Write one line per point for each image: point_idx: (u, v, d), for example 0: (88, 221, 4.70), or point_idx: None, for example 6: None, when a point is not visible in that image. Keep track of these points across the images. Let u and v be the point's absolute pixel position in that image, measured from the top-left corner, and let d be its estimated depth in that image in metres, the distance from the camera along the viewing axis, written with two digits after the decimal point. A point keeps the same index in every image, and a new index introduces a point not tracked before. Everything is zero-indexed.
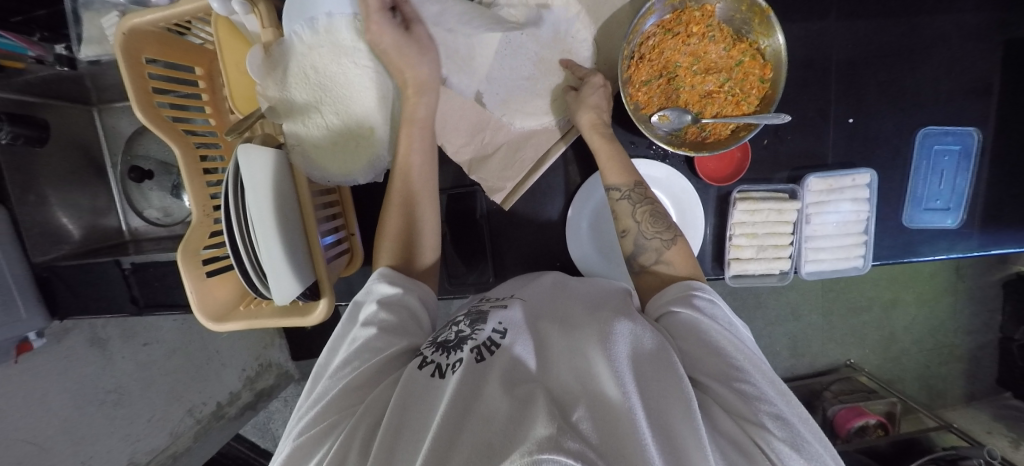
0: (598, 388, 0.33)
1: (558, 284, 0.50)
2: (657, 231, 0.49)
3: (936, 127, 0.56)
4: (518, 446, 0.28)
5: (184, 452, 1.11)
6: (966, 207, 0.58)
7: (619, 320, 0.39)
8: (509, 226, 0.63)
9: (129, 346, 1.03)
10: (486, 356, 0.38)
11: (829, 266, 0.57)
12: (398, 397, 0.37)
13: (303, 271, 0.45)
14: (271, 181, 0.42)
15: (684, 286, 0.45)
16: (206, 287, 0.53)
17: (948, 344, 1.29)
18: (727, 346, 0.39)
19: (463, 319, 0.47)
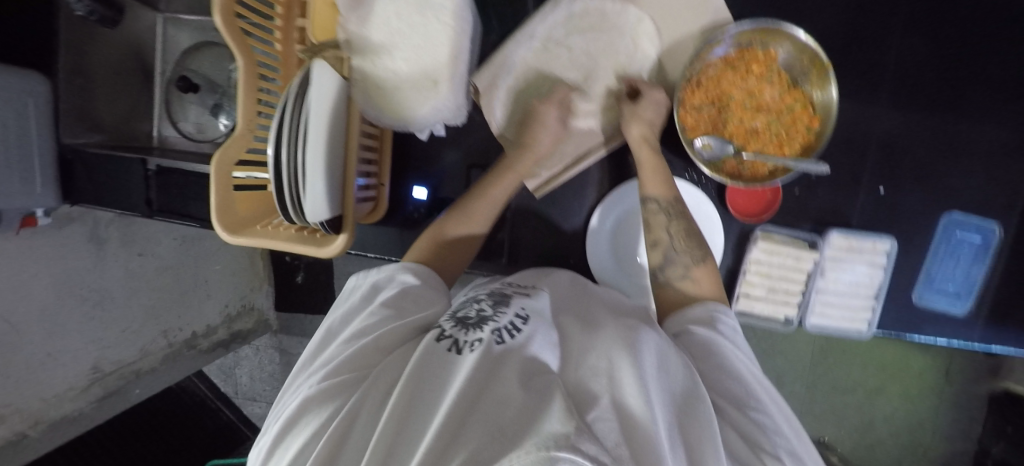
0: (619, 392, 0.33)
1: (577, 288, 0.53)
2: (688, 248, 0.51)
3: (961, 215, 0.58)
4: (529, 436, 0.26)
5: (149, 371, 1.11)
6: (974, 299, 0.59)
7: (643, 331, 0.40)
8: (531, 213, 0.64)
9: (124, 253, 1.04)
10: (507, 339, 0.38)
11: (833, 324, 0.57)
12: (414, 367, 0.37)
13: (335, 199, 0.46)
14: (327, 117, 0.43)
15: (704, 308, 0.47)
16: (230, 199, 0.54)
17: (922, 446, 1.28)
18: (741, 371, 0.40)
19: (485, 297, 0.48)
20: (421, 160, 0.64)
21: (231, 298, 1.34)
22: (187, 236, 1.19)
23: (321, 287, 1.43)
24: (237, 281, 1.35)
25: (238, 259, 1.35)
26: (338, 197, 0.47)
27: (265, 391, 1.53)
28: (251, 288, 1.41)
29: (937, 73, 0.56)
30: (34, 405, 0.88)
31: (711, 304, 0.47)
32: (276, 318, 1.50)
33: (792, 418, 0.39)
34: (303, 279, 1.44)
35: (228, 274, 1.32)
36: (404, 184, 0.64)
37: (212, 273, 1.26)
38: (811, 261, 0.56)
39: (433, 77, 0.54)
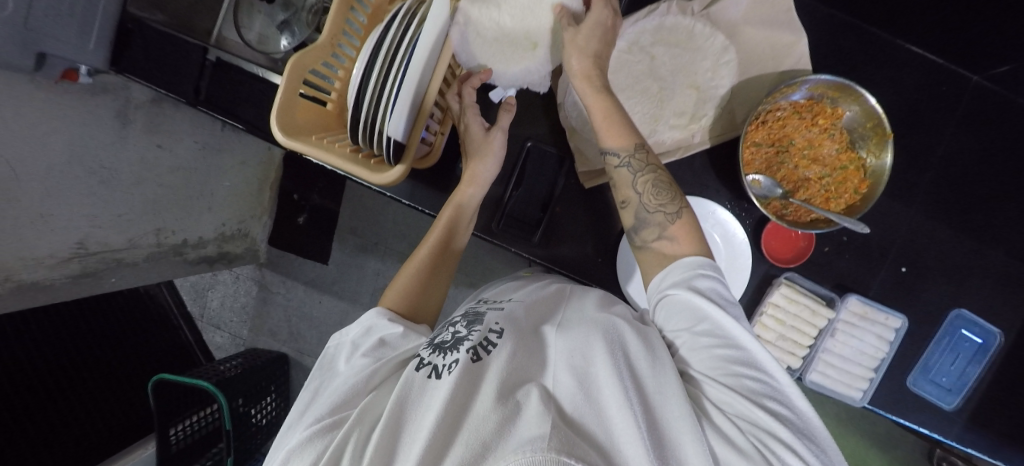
0: (590, 395, 0.43)
1: (543, 297, 0.63)
2: (659, 204, 0.56)
3: (969, 313, 0.61)
4: (509, 443, 0.38)
5: (131, 264, 1.05)
6: (963, 394, 0.61)
7: (621, 337, 0.48)
8: (574, 203, 0.71)
9: (145, 140, 1.04)
10: (480, 358, 0.48)
11: (831, 384, 0.59)
12: (397, 399, 0.46)
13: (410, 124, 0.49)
14: (427, 54, 0.47)
15: (677, 264, 0.52)
16: (293, 104, 0.56)
17: None
18: (722, 328, 0.46)
19: (460, 321, 0.59)
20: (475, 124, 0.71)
21: (230, 217, 1.32)
22: (209, 144, 1.21)
23: (321, 234, 1.44)
24: (241, 202, 1.35)
25: (247, 182, 1.35)
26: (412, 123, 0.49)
27: (232, 321, 1.52)
28: (251, 215, 1.40)
29: (972, 171, 0.62)
30: (10, 263, 0.78)
31: (689, 259, 0.52)
32: (266, 249, 1.50)
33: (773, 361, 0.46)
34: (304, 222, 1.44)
35: (233, 194, 1.32)
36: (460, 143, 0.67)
37: (220, 189, 1.27)
38: (825, 318, 0.58)
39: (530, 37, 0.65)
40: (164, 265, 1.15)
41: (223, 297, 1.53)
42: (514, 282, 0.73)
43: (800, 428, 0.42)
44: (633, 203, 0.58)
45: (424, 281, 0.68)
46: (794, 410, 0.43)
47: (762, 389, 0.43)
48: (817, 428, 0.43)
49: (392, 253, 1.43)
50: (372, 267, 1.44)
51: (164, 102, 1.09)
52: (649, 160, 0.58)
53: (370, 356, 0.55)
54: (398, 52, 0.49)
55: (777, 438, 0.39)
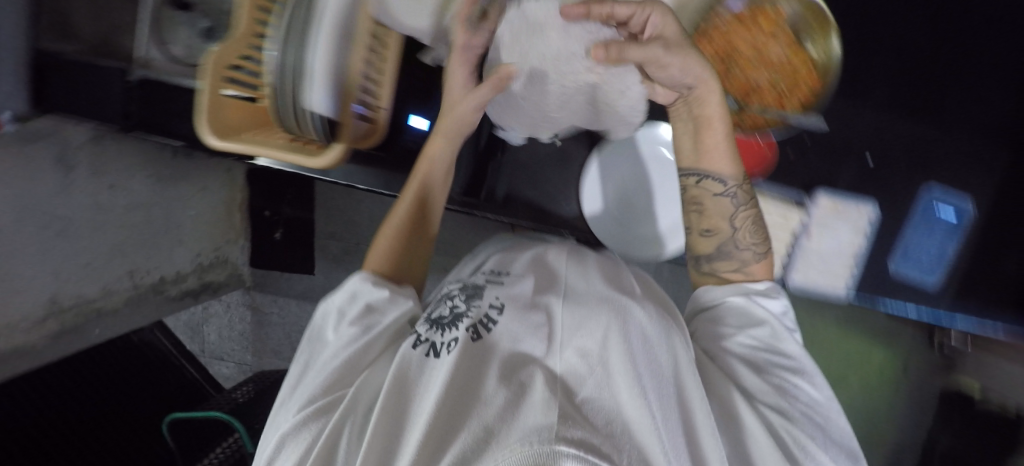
0: (606, 375, 0.42)
1: (543, 269, 0.63)
2: (752, 242, 0.60)
3: (940, 188, 0.62)
4: (512, 433, 0.34)
5: (109, 311, 1.04)
6: (943, 271, 0.63)
7: (626, 319, 0.48)
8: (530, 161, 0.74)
9: (93, 183, 0.97)
10: (480, 336, 0.49)
11: (813, 285, 0.62)
12: (394, 382, 0.47)
13: (331, 100, 0.51)
14: (332, 28, 0.49)
15: (745, 284, 0.60)
16: (219, 106, 0.54)
17: (876, 438, 1.32)
18: (776, 340, 0.55)
19: (459, 294, 0.61)
20: (423, 93, 0.70)
21: (204, 247, 1.28)
22: (163, 176, 1.13)
23: (301, 246, 1.42)
24: (212, 229, 1.30)
25: (214, 207, 1.29)
26: (333, 100, 0.51)
27: (235, 350, 1.53)
28: (226, 240, 1.36)
29: (929, 47, 0.62)
30: None
31: (759, 282, 0.60)
32: (250, 273, 1.48)
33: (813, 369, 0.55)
34: (283, 236, 1.41)
35: (202, 223, 1.27)
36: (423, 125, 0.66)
37: (185, 218, 1.21)
38: (795, 220, 0.62)
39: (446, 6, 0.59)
40: (146, 305, 1.14)
41: (220, 329, 1.52)
42: (496, 255, 0.75)
43: (822, 424, 0.51)
44: (723, 235, 0.61)
45: (400, 246, 0.70)
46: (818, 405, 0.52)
47: (800, 396, 0.52)
48: (842, 432, 0.53)
49: None
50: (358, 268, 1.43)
51: (105, 140, 1.00)
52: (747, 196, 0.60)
53: (359, 324, 0.58)
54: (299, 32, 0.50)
55: (807, 433, 0.49)
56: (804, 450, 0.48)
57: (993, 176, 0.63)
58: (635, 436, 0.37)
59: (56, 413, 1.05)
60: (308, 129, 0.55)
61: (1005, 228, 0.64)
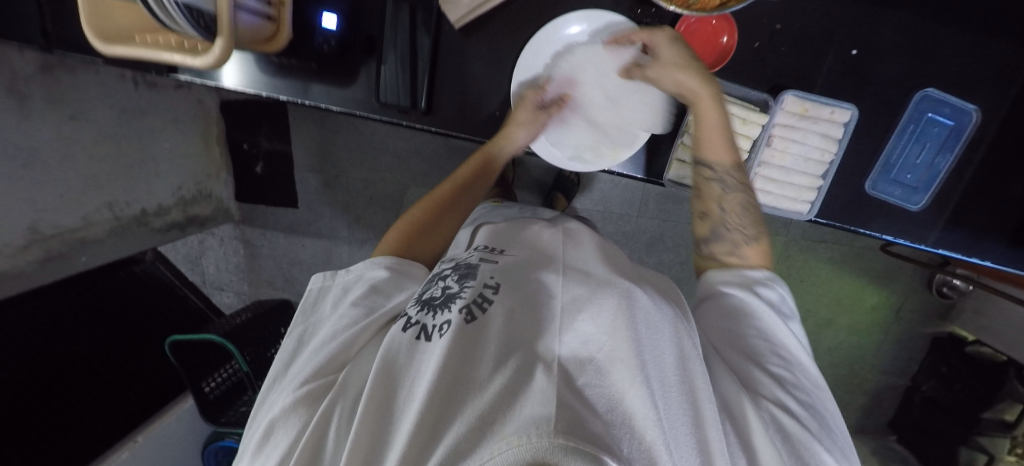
0: (609, 358, 0.34)
1: (540, 245, 0.54)
2: (740, 225, 0.59)
3: (935, 92, 0.59)
4: (508, 422, 0.29)
5: (94, 241, 1.05)
6: (931, 188, 0.62)
7: (633, 294, 0.40)
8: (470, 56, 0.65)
9: (52, 115, 0.91)
10: (474, 317, 0.40)
11: (773, 201, 0.65)
12: (381, 365, 0.39)
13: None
14: None
15: (742, 271, 0.56)
16: (107, 7, 0.50)
17: (861, 376, 1.45)
18: (770, 331, 0.50)
19: (451, 273, 0.49)
20: None
21: (186, 181, 1.27)
22: (128, 107, 1.06)
23: (280, 179, 1.41)
24: (193, 162, 1.28)
25: (189, 141, 1.25)
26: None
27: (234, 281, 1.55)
28: (208, 174, 1.34)
29: None
30: None
31: (754, 271, 0.56)
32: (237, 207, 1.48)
33: (819, 375, 0.49)
34: (264, 171, 1.41)
35: (178, 155, 1.22)
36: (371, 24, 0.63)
37: (162, 151, 1.16)
38: (759, 125, 0.61)
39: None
40: (132, 236, 1.16)
41: (219, 260, 1.52)
42: (485, 229, 0.63)
43: (827, 430, 0.43)
44: (714, 218, 0.61)
45: (414, 230, 0.63)
46: (821, 407, 0.45)
47: (797, 392, 0.45)
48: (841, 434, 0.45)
49: (356, 182, 1.39)
50: (339, 201, 1.42)
51: (58, 68, 0.92)
52: (740, 182, 0.60)
53: (361, 305, 0.49)
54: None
55: (808, 431, 0.42)
56: (810, 455, 0.40)
57: (1004, 82, 0.60)
58: (648, 427, 0.30)
59: (60, 342, 1.03)
60: (183, 28, 0.46)
61: (1007, 147, 0.62)
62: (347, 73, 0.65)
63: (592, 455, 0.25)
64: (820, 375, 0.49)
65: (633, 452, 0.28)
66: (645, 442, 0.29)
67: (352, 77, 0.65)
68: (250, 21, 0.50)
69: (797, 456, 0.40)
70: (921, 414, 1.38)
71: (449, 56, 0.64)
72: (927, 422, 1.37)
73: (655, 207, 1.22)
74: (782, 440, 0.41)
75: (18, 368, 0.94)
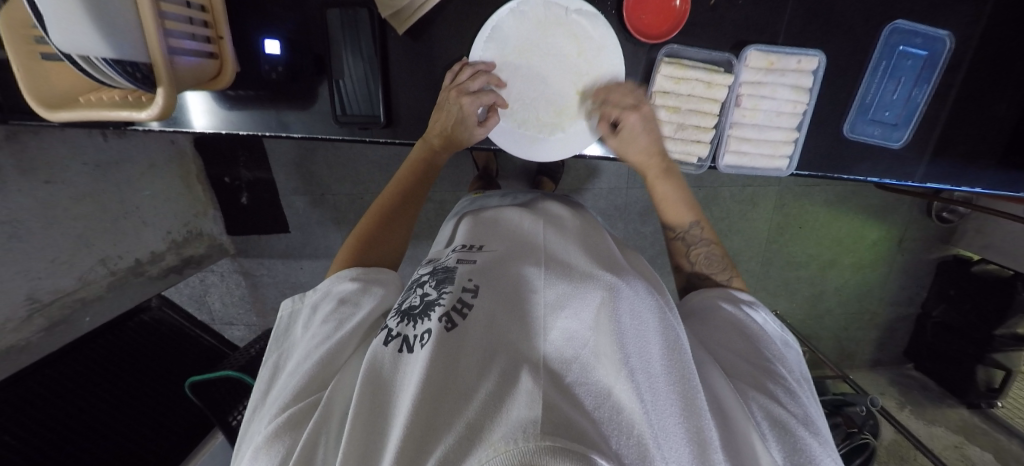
0: (595, 354, 0.36)
1: (517, 236, 0.53)
2: (711, 273, 0.59)
3: (906, 23, 0.58)
4: (496, 428, 0.29)
5: (95, 299, 1.04)
6: (913, 124, 0.62)
7: (616, 288, 0.40)
8: (423, 64, 0.64)
9: (27, 182, 0.90)
10: (456, 324, 0.39)
11: (751, 162, 0.63)
12: (364, 382, 0.38)
13: (117, 40, 0.40)
14: None
15: (728, 291, 0.56)
16: (41, 72, 0.50)
17: (871, 311, 1.46)
18: (764, 341, 0.49)
19: (429, 280, 0.49)
20: (283, 13, 0.61)
21: (173, 224, 1.26)
22: (101, 160, 1.05)
23: (267, 207, 1.40)
24: (177, 204, 1.27)
25: (169, 184, 1.24)
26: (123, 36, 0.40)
27: (241, 314, 1.57)
28: (195, 213, 1.33)
29: None
30: None
31: (741, 294, 0.56)
32: (231, 242, 1.47)
33: (801, 373, 0.50)
34: (250, 200, 1.39)
35: (161, 199, 1.21)
36: (320, 45, 0.62)
37: (142, 199, 1.15)
38: (725, 86, 0.60)
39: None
40: (131, 288, 1.15)
41: (223, 296, 1.53)
42: (466, 222, 0.63)
43: (814, 420, 0.43)
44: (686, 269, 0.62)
45: (368, 238, 0.59)
46: (808, 397, 0.46)
47: (788, 384, 0.45)
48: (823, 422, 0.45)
49: (343, 198, 1.39)
50: (330, 219, 1.42)
51: (20, 134, 0.90)
52: (704, 236, 0.61)
53: (332, 320, 0.49)
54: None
55: (794, 416, 0.42)
56: (799, 443, 0.40)
57: (973, 3, 0.58)
58: (637, 422, 0.31)
59: (82, 400, 1.03)
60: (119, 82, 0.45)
61: (985, 69, 0.60)
62: (303, 97, 0.64)
63: (577, 454, 0.25)
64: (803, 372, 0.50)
65: (624, 448, 0.30)
66: (637, 434, 0.30)
67: (307, 99, 0.64)
68: (190, 62, 0.48)
69: (787, 442, 0.40)
70: (934, 340, 1.40)
71: (403, 62, 0.63)
72: (941, 346, 1.37)
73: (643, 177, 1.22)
74: (772, 427, 0.41)
75: (47, 431, 0.95)
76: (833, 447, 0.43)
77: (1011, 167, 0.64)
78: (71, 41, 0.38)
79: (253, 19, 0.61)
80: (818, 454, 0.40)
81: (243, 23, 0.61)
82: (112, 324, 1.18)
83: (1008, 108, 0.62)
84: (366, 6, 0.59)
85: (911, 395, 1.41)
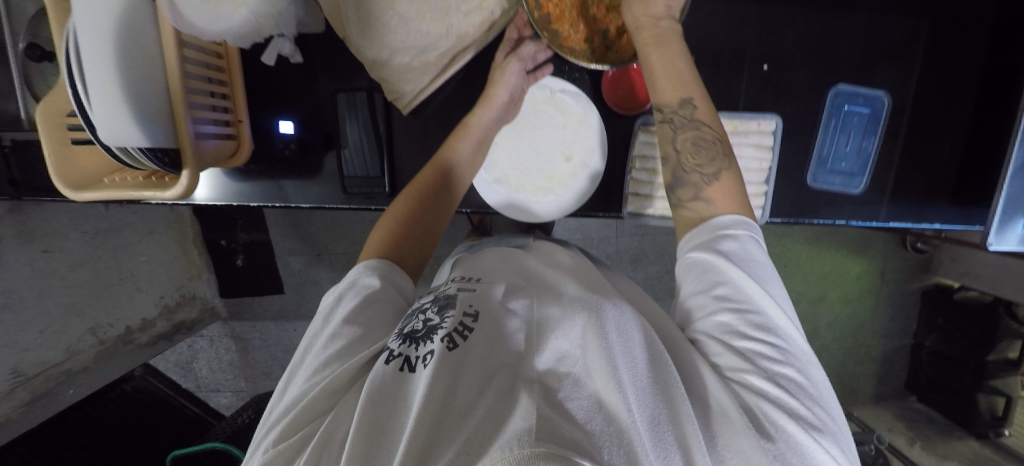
0: (585, 370, 0.36)
1: (517, 274, 0.55)
2: (697, 163, 0.53)
3: (847, 87, 0.67)
4: (495, 441, 0.30)
5: (81, 371, 1.01)
6: (868, 172, 0.68)
7: (601, 309, 0.42)
8: (422, 134, 0.69)
9: (25, 251, 0.91)
10: (458, 344, 0.39)
11: None
12: (367, 400, 0.37)
13: (151, 127, 0.44)
14: (117, 51, 0.41)
15: (706, 224, 0.49)
16: (73, 156, 0.54)
17: (866, 345, 1.48)
18: (747, 303, 0.42)
19: (431, 305, 0.48)
20: (295, 97, 0.67)
21: (167, 287, 1.25)
22: (101, 229, 1.07)
23: (263, 268, 1.40)
24: (170, 268, 1.26)
25: (166, 248, 1.25)
26: (155, 124, 0.44)
27: (229, 380, 1.50)
28: (189, 277, 1.33)
29: None
30: None
31: (722, 218, 0.48)
32: (223, 305, 1.44)
33: (800, 342, 0.41)
34: (245, 262, 1.39)
35: (157, 265, 1.22)
36: (329, 125, 0.67)
37: (138, 265, 1.15)
38: None
39: (265, 23, 0.52)
40: (118, 358, 1.12)
41: (211, 362, 1.48)
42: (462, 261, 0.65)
43: (814, 405, 0.38)
44: (671, 160, 0.55)
45: (404, 229, 0.58)
46: (810, 378, 0.40)
47: (777, 366, 0.39)
48: (832, 408, 0.40)
49: (339, 255, 1.40)
50: (326, 278, 1.42)
51: (24, 206, 0.93)
52: (694, 118, 0.53)
53: (356, 324, 0.46)
54: (78, 66, 0.43)
55: (785, 411, 0.37)
56: (792, 442, 0.36)
57: (901, 69, 0.67)
58: (628, 430, 0.32)
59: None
60: (148, 165, 0.49)
61: (922, 122, 0.68)
62: (310, 170, 0.68)
63: (566, 457, 0.27)
64: (804, 335, 0.42)
65: (614, 458, 0.29)
66: (628, 442, 0.31)
67: (315, 172, 0.68)
68: (211, 144, 0.53)
69: (778, 443, 0.35)
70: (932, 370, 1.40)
71: (405, 137, 0.69)
72: (940, 376, 1.38)
73: (632, 225, 1.26)
74: (757, 424, 0.37)
75: None
76: (839, 442, 0.38)
77: (962, 204, 0.70)
78: (112, 133, 0.42)
79: (268, 105, 0.67)
80: (813, 451, 0.36)
81: (258, 107, 0.67)
82: (95, 394, 1.12)
83: (949, 152, 0.69)
84: (369, 90, 0.66)
85: (919, 430, 1.39)
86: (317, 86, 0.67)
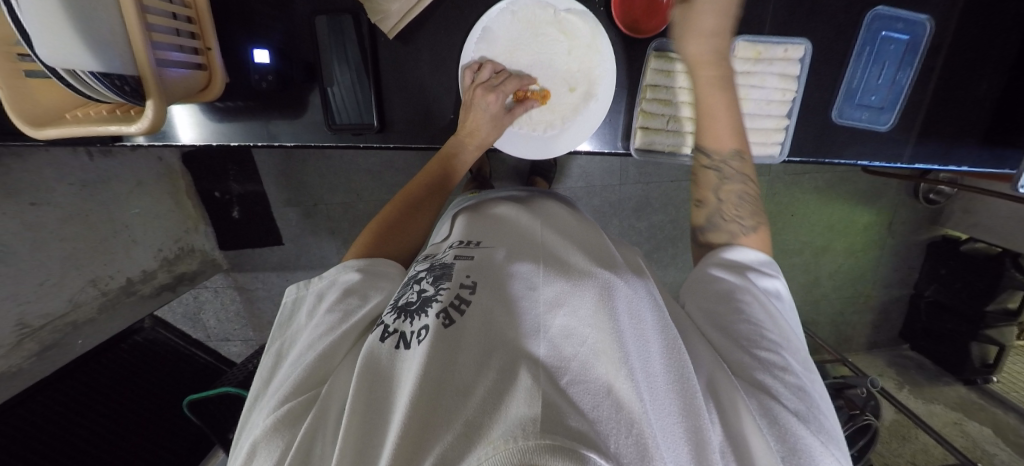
0: (595, 352, 0.34)
1: (520, 232, 0.52)
2: (739, 215, 0.59)
3: (888, 9, 0.61)
4: (495, 426, 0.28)
5: (87, 322, 0.98)
6: (899, 108, 0.64)
7: (612, 285, 0.40)
8: (411, 63, 0.64)
9: (13, 204, 0.85)
10: (453, 321, 0.38)
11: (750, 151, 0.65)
12: (360, 377, 0.37)
13: (105, 51, 0.40)
14: None
15: (725, 250, 0.57)
16: (29, 91, 0.51)
17: (865, 294, 1.49)
18: (771, 326, 0.48)
19: (426, 275, 0.46)
20: (267, 21, 0.61)
21: (165, 240, 1.21)
22: (88, 181, 1.01)
23: (259, 220, 1.38)
24: (167, 219, 1.22)
25: (159, 201, 1.20)
26: (112, 51, 0.41)
27: (237, 330, 1.53)
28: (186, 229, 1.29)
29: None
30: None
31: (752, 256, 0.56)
32: (223, 256, 1.44)
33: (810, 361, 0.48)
34: (241, 214, 1.37)
35: (151, 217, 1.17)
36: (305, 56, 0.62)
37: (132, 217, 1.10)
38: None
39: None
40: (123, 309, 1.09)
41: (217, 312, 1.50)
42: (464, 218, 0.61)
43: (817, 415, 0.42)
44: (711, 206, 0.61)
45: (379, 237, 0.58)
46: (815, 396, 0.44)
47: (787, 378, 0.44)
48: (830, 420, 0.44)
49: (335, 207, 1.38)
50: (323, 230, 1.41)
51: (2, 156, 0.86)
52: (743, 172, 0.60)
53: (338, 310, 0.47)
54: None
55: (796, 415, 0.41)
56: (800, 442, 0.40)
57: None
58: (640, 421, 0.30)
59: (82, 423, 0.99)
60: (106, 94, 0.46)
61: (966, 51, 0.62)
62: (294, 105, 0.64)
63: (575, 452, 0.25)
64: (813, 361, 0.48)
65: (624, 448, 0.28)
66: (638, 432, 0.29)
67: (298, 106, 0.64)
68: (178, 76, 0.50)
69: (787, 441, 0.40)
70: (928, 320, 1.41)
71: (393, 70, 0.64)
72: (936, 326, 1.39)
73: (636, 173, 1.22)
74: (771, 427, 0.40)
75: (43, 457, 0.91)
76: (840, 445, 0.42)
77: (996, 145, 0.65)
78: (61, 57, 0.38)
79: (240, 31, 0.61)
80: (819, 454, 0.39)
81: (228, 32, 0.61)
82: (105, 346, 1.12)
83: (988, 88, 0.63)
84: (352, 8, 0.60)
85: (909, 376, 1.43)
86: (293, 10, 0.61)
